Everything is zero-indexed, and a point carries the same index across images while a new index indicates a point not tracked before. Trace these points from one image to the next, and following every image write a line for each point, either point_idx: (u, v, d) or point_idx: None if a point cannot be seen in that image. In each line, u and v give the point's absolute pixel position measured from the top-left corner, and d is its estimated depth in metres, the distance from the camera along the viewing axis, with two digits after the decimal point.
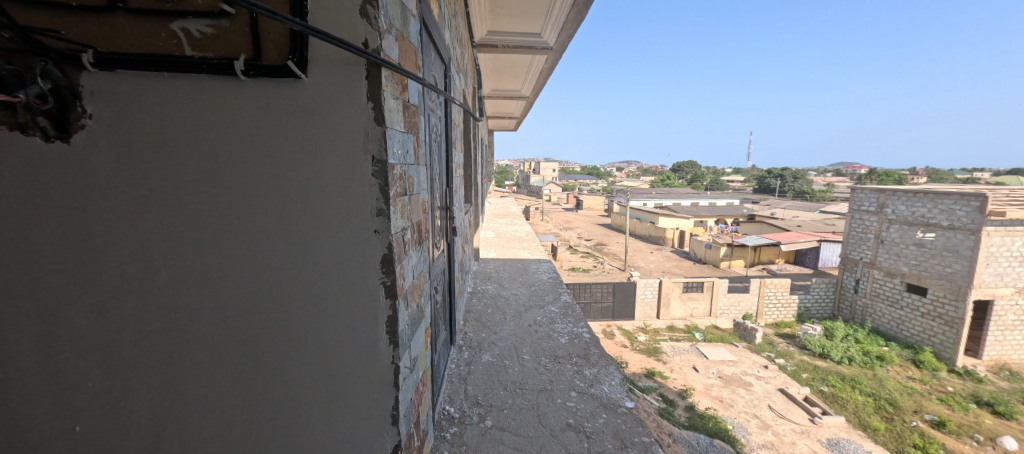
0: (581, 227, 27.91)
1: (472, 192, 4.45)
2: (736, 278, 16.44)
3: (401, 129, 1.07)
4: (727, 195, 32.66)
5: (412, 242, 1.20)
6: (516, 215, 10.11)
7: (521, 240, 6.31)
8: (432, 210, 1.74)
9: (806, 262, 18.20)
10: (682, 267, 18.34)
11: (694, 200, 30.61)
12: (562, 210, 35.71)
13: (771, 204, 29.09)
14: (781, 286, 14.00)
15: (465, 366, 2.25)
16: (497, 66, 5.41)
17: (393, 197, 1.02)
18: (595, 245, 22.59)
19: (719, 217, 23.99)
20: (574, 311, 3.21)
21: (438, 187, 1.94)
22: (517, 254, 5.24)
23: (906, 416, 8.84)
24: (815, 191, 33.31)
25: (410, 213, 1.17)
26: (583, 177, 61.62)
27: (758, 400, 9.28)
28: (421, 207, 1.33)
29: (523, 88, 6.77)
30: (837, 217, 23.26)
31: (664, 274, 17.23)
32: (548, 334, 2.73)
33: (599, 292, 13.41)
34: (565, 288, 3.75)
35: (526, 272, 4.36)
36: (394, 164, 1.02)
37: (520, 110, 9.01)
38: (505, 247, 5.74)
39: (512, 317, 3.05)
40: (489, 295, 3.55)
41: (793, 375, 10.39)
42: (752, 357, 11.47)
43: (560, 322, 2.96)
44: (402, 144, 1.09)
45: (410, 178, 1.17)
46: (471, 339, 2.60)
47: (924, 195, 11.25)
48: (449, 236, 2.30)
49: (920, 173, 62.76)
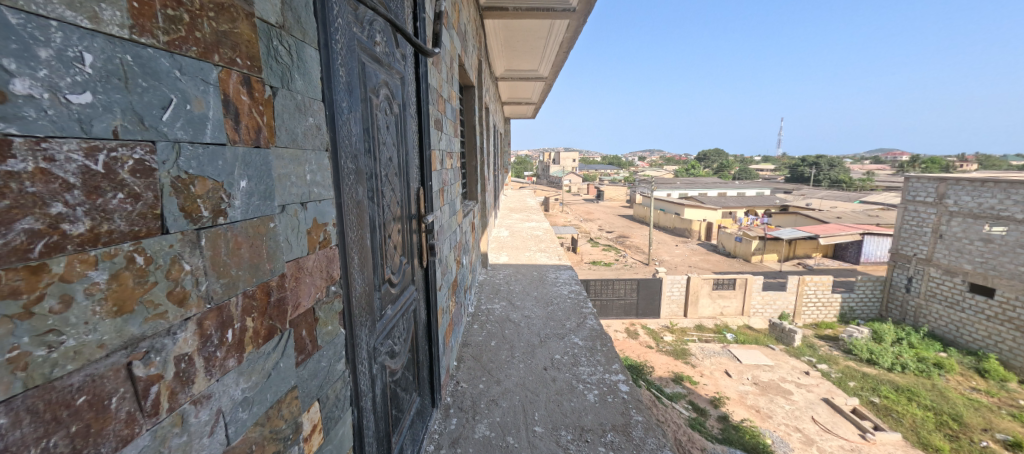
0: (602, 219, 26.68)
1: (478, 186, 3.73)
2: (771, 274, 15.14)
3: (87, 24, 0.31)
4: (756, 185, 30.92)
5: (220, 356, 0.44)
6: (532, 209, 9.32)
7: (537, 240, 5.54)
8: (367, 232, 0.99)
9: (847, 257, 16.81)
10: (709, 261, 17.08)
11: (721, 189, 29.16)
12: (582, 200, 34.74)
13: (804, 194, 27.31)
14: (823, 284, 12.77)
15: (449, 447, 1.53)
16: (508, 38, 4.60)
17: (16, 261, 0.27)
18: (616, 237, 21.59)
19: (748, 209, 22.57)
20: (604, 344, 2.46)
21: (390, 193, 1.17)
22: (531, 259, 4.48)
23: (974, 434, 7.67)
24: (854, 180, 30.99)
25: (215, 286, 0.43)
26: (604, 167, 60.29)
27: (799, 412, 8.28)
28: (286, 248, 0.59)
29: (540, 66, 5.96)
30: (879, 207, 21.49)
31: (691, 270, 16.07)
32: (570, 385, 2.01)
33: (622, 289, 12.32)
34: (590, 309, 2.98)
35: (543, 284, 3.60)
36: (22, 139, 0.27)
37: (538, 95, 8.20)
38: (519, 249, 4.99)
39: (523, 354, 2.32)
40: (496, 318, 2.81)
41: (838, 384, 9.29)
42: (791, 361, 10.43)
43: (585, 363, 2.23)
44: (108, 75, 0.33)
45: (209, 191, 0.43)
46: (463, 395, 1.88)
47: (993, 185, 9.83)
48: (426, 257, 1.55)
49: (972, 160, 58.13)
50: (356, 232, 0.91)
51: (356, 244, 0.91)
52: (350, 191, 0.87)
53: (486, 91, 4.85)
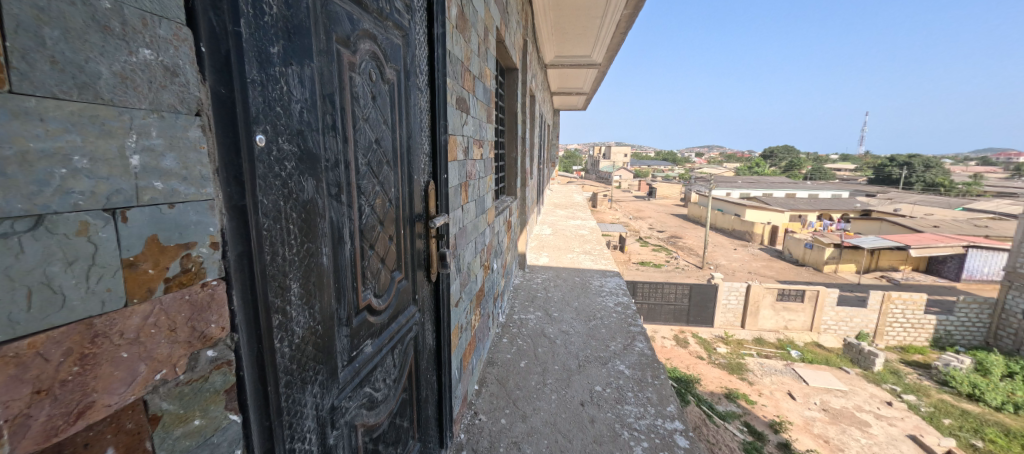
0: (652, 218, 25.20)
1: (518, 181, 3.40)
2: (848, 287, 13.32)
3: None
4: (833, 187, 27.62)
5: None
6: (579, 206, 8.81)
7: (582, 241, 5.10)
8: (320, 243, 0.67)
9: (945, 272, 14.42)
10: (773, 268, 15.42)
11: (790, 190, 26.40)
12: (632, 197, 33.20)
13: (893, 198, 23.92)
14: (914, 303, 11.02)
15: None
16: (558, 19, 4.19)
17: None
18: (667, 237, 20.27)
19: (822, 212, 20.20)
20: (656, 377, 2.03)
21: (373, 188, 0.85)
22: (575, 262, 4.07)
23: None
24: (955, 184, 26.75)
25: None
26: (657, 164, 57.31)
27: (878, 448, 7.09)
28: (21, 304, 0.29)
29: (594, 52, 5.46)
30: (989, 216, 18.24)
31: (752, 277, 14.62)
32: (611, 431, 1.63)
33: (672, 294, 11.33)
34: (639, 329, 2.55)
35: (585, 293, 3.19)
36: None
37: (590, 84, 7.67)
38: (561, 250, 4.59)
39: (558, 381, 1.96)
40: (531, 331, 2.46)
41: (929, 420, 7.89)
42: (870, 387, 9.06)
43: (631, 402, 1.83)
44: None
45: None
46: (481, 432, 1.57)
47: None
48: (437, 269, 1.24)
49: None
50: (289, 245, 0.59)
51: (291, 262, 0.59)
52: (272, 184, 0.55)
53: (532, 78, 4.49)
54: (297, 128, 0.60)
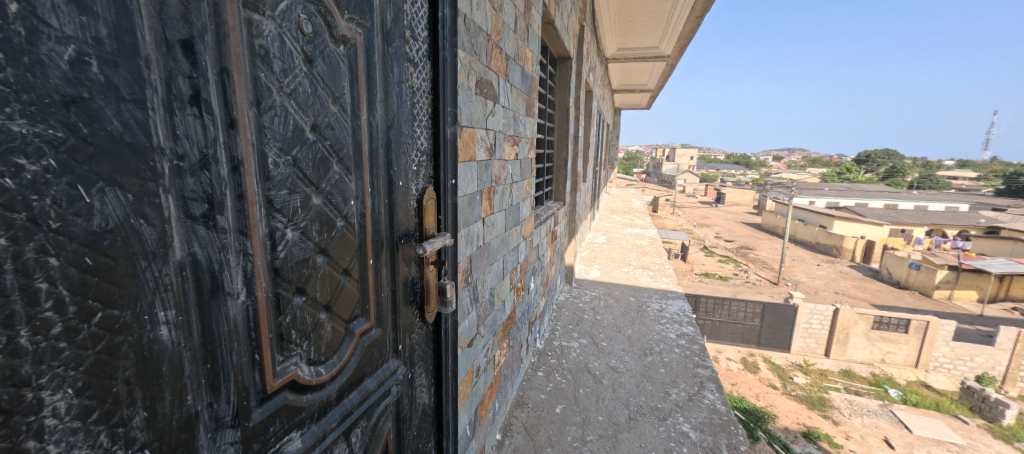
0: (720, 225, 23.05)
1: (567, 185, 3.01)
2: (971, 320, 10.97)
3: None
4: (949, 198, 23.33)
5: None
6: (636, 212, 8.12)
7: (641, 252, 4.55)
8: (150, 304, 0.37)
9: None
10: (867, 289, 13.21)
11: (891, 200, 22.77)
12: (697, 202, 30.76)
13: None
14: None
15: None
16: (622, 4, 3.69)
17: None
18: (737, 248, 18.32)
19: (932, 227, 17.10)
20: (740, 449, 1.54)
21: (304, 201, 0.54)
22: (631, 278, 3.57)
23: None
24: None
25: None
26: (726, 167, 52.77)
27: None
28: None
29: (662, 42, 4.86)
30: None
31: (840, 298, 12.64)
32: None
33: (741, 312, 9.77)
34: (710, 374, 2.04)
35: (641, 319, 2.70)
36: None
37: (656, 79, 6.99)
38: (615, 262, 4.10)
39: (602, 441, 1.55)
40: (572, 365, 2.07)
41: None
42: (999, 445, 7.29)
43: None
44: None
45: None
46: None
47: None
48: (435, 307, 0.93)
49: None
50: (39, 321, 0.30)
51: (48, 352, 0.31)
52: None
53: (590, 70, 4.03)
54: (66, 95, 0.31)
